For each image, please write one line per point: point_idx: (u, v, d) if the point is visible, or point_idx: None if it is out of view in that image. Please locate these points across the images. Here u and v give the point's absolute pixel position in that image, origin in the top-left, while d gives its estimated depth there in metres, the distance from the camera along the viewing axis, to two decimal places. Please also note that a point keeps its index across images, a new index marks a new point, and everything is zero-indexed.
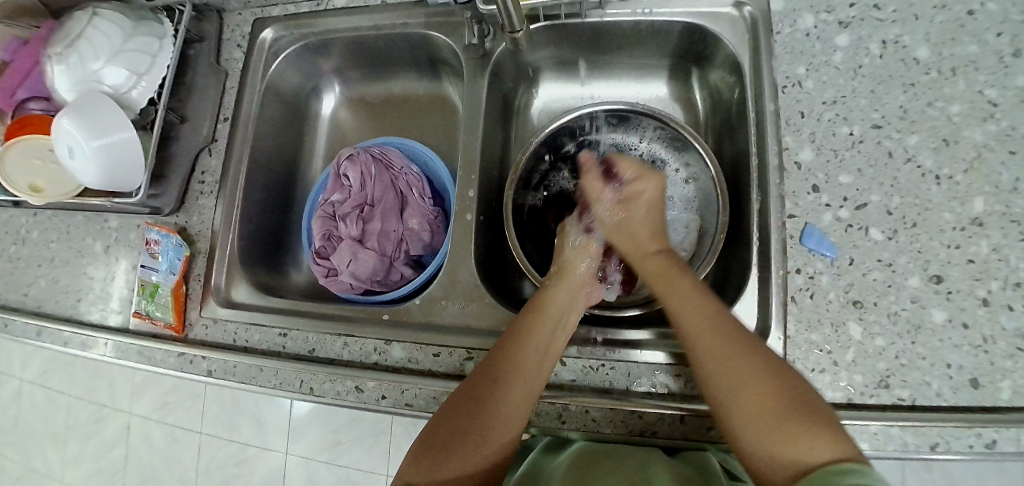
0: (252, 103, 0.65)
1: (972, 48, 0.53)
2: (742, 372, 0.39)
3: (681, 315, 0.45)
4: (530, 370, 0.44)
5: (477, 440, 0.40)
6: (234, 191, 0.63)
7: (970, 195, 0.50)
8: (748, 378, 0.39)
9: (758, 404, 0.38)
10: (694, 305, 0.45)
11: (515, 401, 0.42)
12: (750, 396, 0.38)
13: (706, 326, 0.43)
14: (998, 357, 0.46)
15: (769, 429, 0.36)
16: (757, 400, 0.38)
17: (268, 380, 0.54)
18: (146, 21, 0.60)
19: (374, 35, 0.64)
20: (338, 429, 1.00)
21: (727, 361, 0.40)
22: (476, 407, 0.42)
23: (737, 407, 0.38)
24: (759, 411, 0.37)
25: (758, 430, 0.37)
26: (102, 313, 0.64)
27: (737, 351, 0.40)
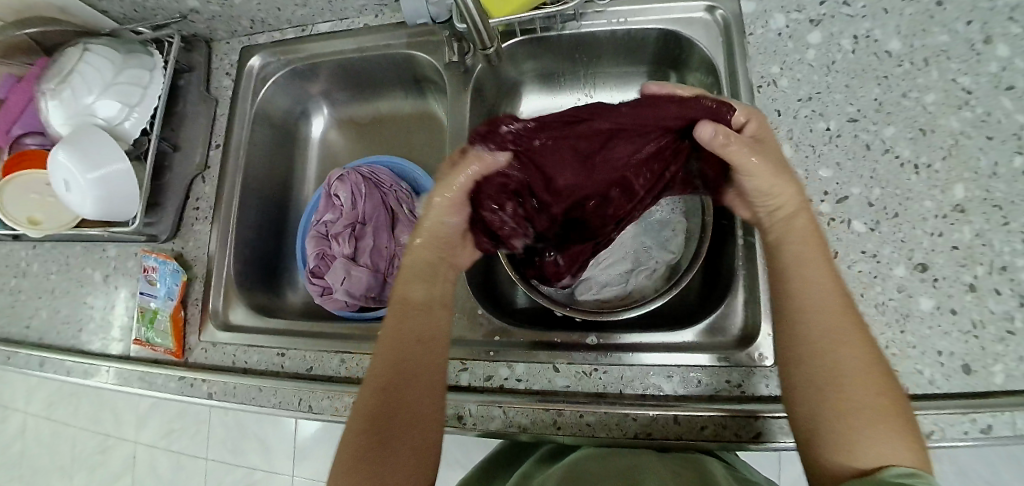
0: (242, 129, 0.66)
1: (942, 38, 0.54)
2: (846, 364, 0.36)
3: (799, 288, 0.40)
4: (430, 357, 0.43)
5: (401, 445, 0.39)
6: (228, 215, 0.64)
7: (950, 183, 0.51)
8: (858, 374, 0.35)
9: (862, 397, 0.35)
10: (817, 281, 0.39)
11: (424, 395, 0.41)
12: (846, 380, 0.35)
13: (830, 298, 0.38)
14: (988, 342, 0.46)
15: (854, 419, 0.34)
16: (864, 393, 0.34)
17: (267, 400, 0.54)
18: (136, 54, 0.61)
19: (358, 57, 0.66)
20: None
21: (847, 357, 0.36)
22: (387, 420, 0.39)
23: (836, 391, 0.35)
24: (860, 404, 0.34)
25: (837, 414, 0.35)
26: (104, 341, 0.66)
27: (853, 339, 0.37)
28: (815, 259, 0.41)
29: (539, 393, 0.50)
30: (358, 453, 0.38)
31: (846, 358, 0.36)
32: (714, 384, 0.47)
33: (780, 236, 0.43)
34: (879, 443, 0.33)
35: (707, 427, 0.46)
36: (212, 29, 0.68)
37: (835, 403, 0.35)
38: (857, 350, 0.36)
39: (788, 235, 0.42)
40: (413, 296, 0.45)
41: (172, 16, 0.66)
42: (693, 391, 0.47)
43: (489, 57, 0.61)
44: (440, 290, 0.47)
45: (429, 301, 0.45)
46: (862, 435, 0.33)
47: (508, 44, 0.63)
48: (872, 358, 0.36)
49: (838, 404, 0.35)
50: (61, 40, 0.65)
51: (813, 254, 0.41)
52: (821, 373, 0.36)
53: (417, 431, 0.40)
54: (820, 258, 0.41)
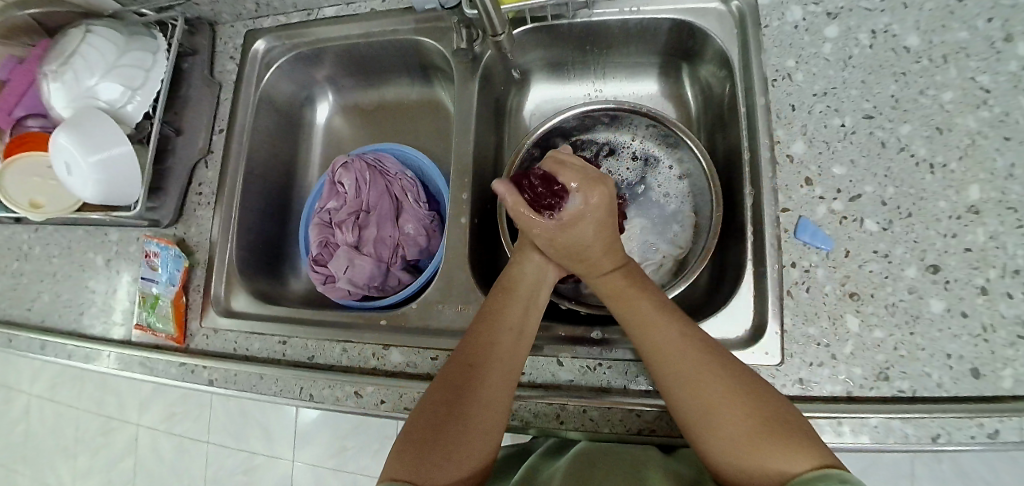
0: (246, 114, 0.66)
1: (963, 34, 0.53)
2: (714, 395, 0.37)
3: (649, 346, 0.42)
4: (509, 347, 0.43)
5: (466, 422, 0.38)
6: (231, 201, 0.63)
7: (965, 183, 0.50)
8: (726, 395, 0.37)
9: (732, 425, 0.35)
10: (667, 328, 0.42)
11: (496, 381, 0.41)
12: (721, 409, 0.36)
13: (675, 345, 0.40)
14: (999, 345, 0.46)
15: (743, 443, 0.34)
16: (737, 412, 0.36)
17: (268, 388, 0.54)
18: (140, 37, 0.61)
19: (364, 43, 0.65)
20: (344, 436, 1.01)
21: (711, 388, 0.37)
22: (460, 396, 0.40)
23: (713, 426, 0.36)
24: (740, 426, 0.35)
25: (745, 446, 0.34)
26: (105, 326, 0.65)
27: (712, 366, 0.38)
28: (647, 308, 0.44)
29: (542, 387, 0.49)
30: (427, 421, 0.38)
31: (712, 389, 0.37)
32: None
33: (624, 297, 0.46)
34: (774, 462, 0.33)
35: None
36: (216, 11, 0.67)
37: (720, 438, 0.36)
38: (715, 378, 0.38)
39: (624, 293, 0.46)
40: (505, 293, 0.48)
41: None
42: None
43: (498, 45, 0.59)
44: (538, 295, 0.49)
45: (519, 299, 0.47)
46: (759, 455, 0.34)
47: (518, 31, 0.62)
48: (736, 379, 0.38)
49: (722, 436, 0.36)
50: (64, 20, 0.64)
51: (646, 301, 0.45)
52: (697, 413, 0.37)
53: (481, 424, 0.39)
54: (652, 304, 0.44)
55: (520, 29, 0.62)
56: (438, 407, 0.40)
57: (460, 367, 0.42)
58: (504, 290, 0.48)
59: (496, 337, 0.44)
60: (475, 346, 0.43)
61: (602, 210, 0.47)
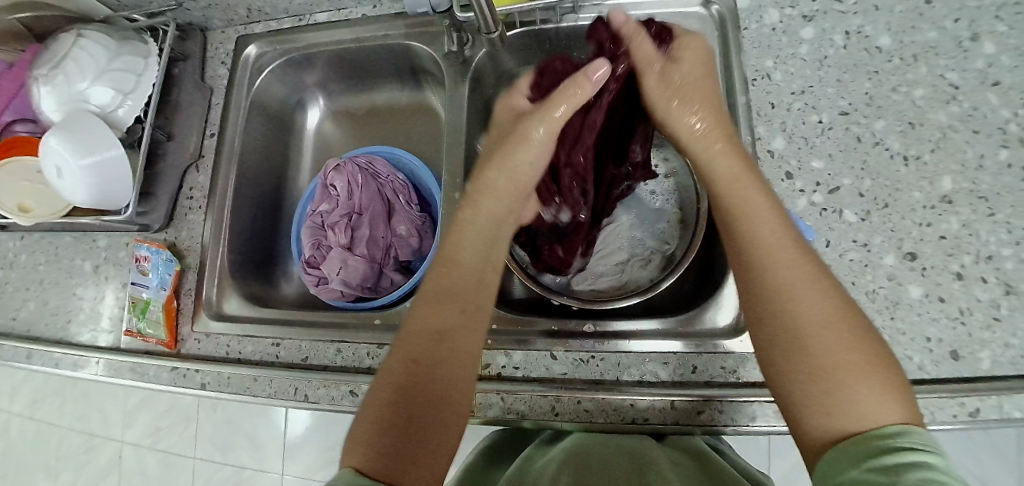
0: (237, 118, 0.66)
1: (931, 35, 0.56)
2: (814, 308, 0.34)
3: (752, 240, 0.39)
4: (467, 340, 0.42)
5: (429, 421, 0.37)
6: (222, 204, 0.63)
7: (938, 174, 0.52)
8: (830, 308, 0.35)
9: (837, 348, 0.33)
10: (777, 231, 0.39)
11: (457, 374, 0.40)
12: (824, 329, 0.34)
13: (785, 245, 0.38)
14: (976, 328, 0.48)
15: (835, 373, 0.32)
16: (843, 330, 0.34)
17: (262, 390, 0.54)
18: (131, 41, 0.61)
19: (356, 47, 0.66)
20: (336, 444, 1.00)
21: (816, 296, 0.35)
22: (419, 388, 0.38)
23: (809, 348, 0.34)
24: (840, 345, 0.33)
25: (840, 366, 0.33)
26: (94, 333, 0.64)
27: (819, 288, 0.35)
28: (761, 207, 0.40)
29: (536, 380, 0.50)
30: (389, 415, 0.36)
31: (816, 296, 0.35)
32: (709, 371, 0.48)
33: (724, 184, 0.42)
34: (864, 397, 0.31)
35: (704, 411, 0.46)
36: (207, 17, 0.67)
37: (823, 357, 0.33)
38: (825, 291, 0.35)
39: (739, 177, 0.42)
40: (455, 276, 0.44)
41: (168, 3, 0.65)
42: (689, 378, 0.48)
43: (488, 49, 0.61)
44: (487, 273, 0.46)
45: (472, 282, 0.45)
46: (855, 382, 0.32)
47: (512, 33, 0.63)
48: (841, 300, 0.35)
49: (820, 359, 0.33)
50: (54, 26, 0.64)
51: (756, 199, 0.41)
52: (807, 309, 0.35)
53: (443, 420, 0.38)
54: (766, 204, 0.40)
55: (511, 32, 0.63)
56: (400, 409, 0.37)
57: (420, 367, 0.39)
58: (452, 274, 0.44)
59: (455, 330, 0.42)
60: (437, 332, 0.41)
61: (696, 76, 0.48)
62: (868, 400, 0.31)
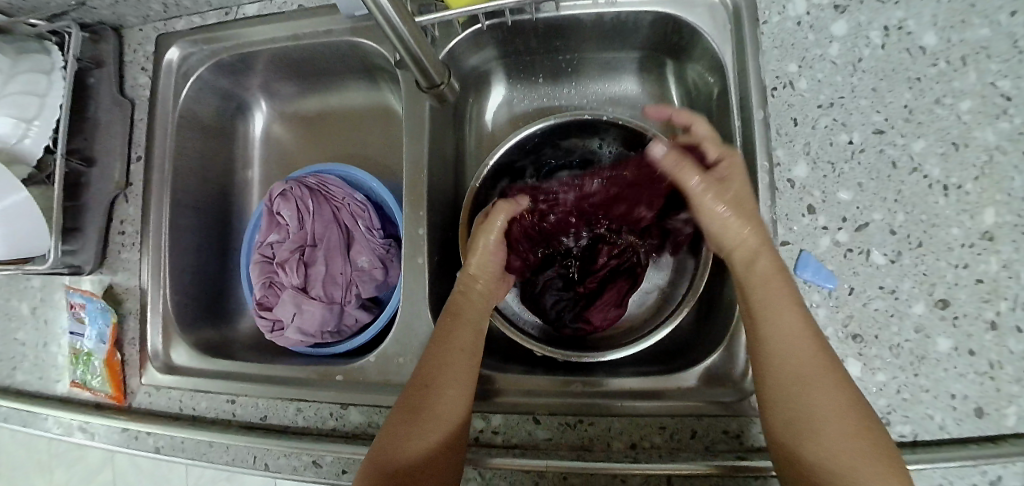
0: (164, 138, 0.56)
1: (983, 30, 0.46)
2: (832, 413, 0.33)
3: (769, 335, 0.37)
4: (462, 359, 0.41)
5: (417, 438, 0.37)
6: (157, 242, 0.55)
7: (981, 206, 0.44)
8: (836, 406, 0.34)
9: (842, 444, 0.32)
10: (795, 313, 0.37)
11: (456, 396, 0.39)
12: (831, 426, 0.33)
13: (805, 356, 0.35)
14: (1005, 384, 0.43)
15: (837, 474, 0.32)
16: (847, 442, 0.32)
17: (219, 457, 0.49)
18: (29, 56, 0.51)
19: (295, 47, 0.55)
20: None
21: (824, 395, 0.34)
22: (417, 396, 0.39)
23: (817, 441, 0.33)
24: (839, 450, 0.32)
25: (847, 473, 0.32)
26: (41, 383, 0.59)
27: (846, 395, 0.34)
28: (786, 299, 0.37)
29: (518, 448, 0.46)
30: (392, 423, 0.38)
31: (823, 404, 0.34)
32: (709, 437, 0.44)
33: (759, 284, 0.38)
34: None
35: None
36: (118, 14, 0.56)
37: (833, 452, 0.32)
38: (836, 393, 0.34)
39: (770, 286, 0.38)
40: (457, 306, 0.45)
41: (67, 3, 0.54)
42: (687, 444, 0.44)
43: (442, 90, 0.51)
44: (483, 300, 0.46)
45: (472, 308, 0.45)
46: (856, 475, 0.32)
47: (452, 45, 0.52)
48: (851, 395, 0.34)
49: (812, 454, 0.33)
50: None
51: (784, 308, 0.37)
52: (820, 410, 0.34)
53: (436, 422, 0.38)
54: (793, 309, 0.37)
55: (453, 40, 0.52)
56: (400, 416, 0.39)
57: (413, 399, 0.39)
58: (453, 309, 0.44)
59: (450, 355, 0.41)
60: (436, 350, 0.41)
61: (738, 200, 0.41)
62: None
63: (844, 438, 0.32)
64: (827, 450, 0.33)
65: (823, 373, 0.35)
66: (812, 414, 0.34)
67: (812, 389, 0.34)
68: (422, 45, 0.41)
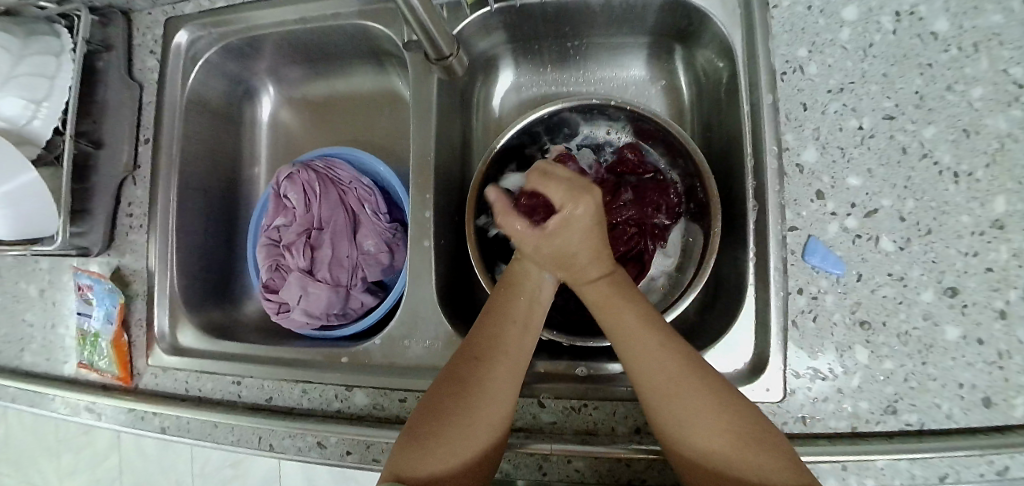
0: (172, 121, 0.56)
1: (997, 17, 0.45)
2: (687, 408, 0.35)
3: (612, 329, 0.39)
4: (510, 362, 0.39)
5: (460, 431, 0.36)
6: (164, 224, 0.55)
7: (991, 194, 0.44)
8: (698, 397, 0.35)
9: (713, 434, 0.34)
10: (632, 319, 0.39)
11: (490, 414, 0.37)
12: (695, 413, 0.34)
13: (657, 352, 0.37)
14: (1014, 373, 0.42)
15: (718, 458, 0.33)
16: (717, 425, 0.34)
17: (224, 437, 0.50)
18: (39, 37, 0.52)
19: (302, 29, 0.55)
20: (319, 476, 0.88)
21: (677, 389, 0.35)
22: (463, 385, 0.38)
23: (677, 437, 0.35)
24: (708, 437, 0.34)
25: (722, 456, 0.33)
26: (49, 364, 0.59)
27: (689, 375, 0.36)
28: (623, 310, 0.39)
29: (523, 431, 0.46)
30: (433, 411, 0.37)
31: (679, 394, 0.35)
32: None
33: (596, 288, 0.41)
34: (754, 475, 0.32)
35: None
36: None
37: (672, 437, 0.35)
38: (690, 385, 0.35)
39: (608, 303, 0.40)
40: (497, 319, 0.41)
41: None
42: None
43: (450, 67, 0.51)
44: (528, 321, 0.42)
45: (512, 323, 0.41)
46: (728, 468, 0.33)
47: (460, 27, 0.52)
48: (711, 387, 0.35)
49: (682, 442, 0.35)
50: None
51: (627, 315, 0.39)
52: (674, 401, 0.35)
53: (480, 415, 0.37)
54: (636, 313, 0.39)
55: (461, 23, 0.52)
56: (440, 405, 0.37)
57: (446, 397, 0.37)
58: (494, 320, 0.41)
59: (488, 370, 0.38)
60: (484, 336, 0.40)
61: (586, 247, 0.40)
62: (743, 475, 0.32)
63: (708, 425, 0.34)
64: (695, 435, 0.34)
65: (676, 365, 0.36)
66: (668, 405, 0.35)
67: (666, 384, 0.36)
68: (431, 23, 0.41)
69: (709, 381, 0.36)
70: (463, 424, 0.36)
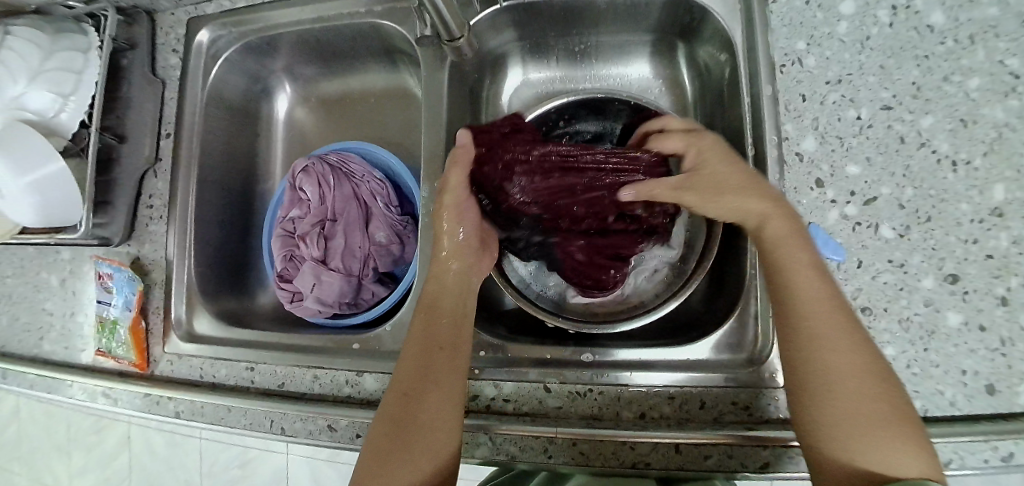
0: (192, 116, 0.58)
1: (992, 11, 0.47)
2: (844, 361, 0.35)
3: (786, 264, 0.39)
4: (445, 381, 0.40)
5: (403, 446, 0.37)
6: (183, 214, 0.57)
7: (989, 182, 0.45)
8: (848, 360, 0.35)
9: (857, 394, 0.34)
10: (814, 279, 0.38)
11: (424, 437, 0.37)
12: (843, 377, 0.35)
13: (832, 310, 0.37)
14: (1017, 360, 0.43)
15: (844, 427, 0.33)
16: (856, 391, 0.34)
17: (237, 421, 0.51)
18: (68, 35, 0.54)
19: (319, 28, 0.57)
20: (324, 472, 0.89)
21: (831, 347, 0.35)
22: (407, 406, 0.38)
23: (825, 396, 0.34)
24: (852, 403, 0.34)
25: (851, 417, 0.33)
26: (67, 352, 0.61)
27: (851, 336, 0.36)
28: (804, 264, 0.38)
29: (528, 415, 0.46)
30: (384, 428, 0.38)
31: (836, 351, 0.35)
32: (718, 406, 0.44)
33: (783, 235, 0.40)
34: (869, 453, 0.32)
35: (712, 456, 0.42)
36: None
37: (822, 380, 0.35)
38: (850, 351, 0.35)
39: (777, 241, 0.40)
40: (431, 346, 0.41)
41: None
42: (696, 413, 0.44)
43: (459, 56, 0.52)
44: (466, 309, 0.45)
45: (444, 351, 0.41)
46: (859, 430, 0.33)
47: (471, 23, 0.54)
48: (873, 355, 0.36)
49: (831, 395, 0.34)
50: None
51: (808, 278, 0.38)
52: (828, 352, 0.35)
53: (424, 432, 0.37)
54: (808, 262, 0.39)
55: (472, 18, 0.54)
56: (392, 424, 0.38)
57: (387, 421, 0.38)
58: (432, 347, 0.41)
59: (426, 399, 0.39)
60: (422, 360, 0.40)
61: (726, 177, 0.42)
62: (870, 445, 0.32)
63: (854, 382, 0.34)
64: (835, 391, 0.34)
65: (846, 330, 0.36)
66: (819, 353, 0.36)
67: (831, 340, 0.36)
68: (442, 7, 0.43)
69: (870, 358, 0.35)
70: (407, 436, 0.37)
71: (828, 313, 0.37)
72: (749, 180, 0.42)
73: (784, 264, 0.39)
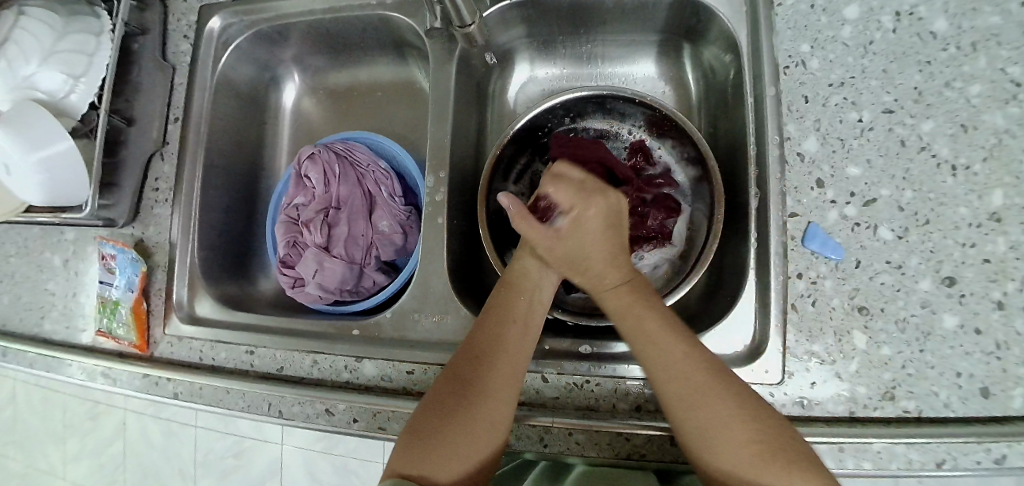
0: (201, 101, 0.59)
1: (994, 19, 0.47)
2: (720, 418, 0.35)
3: (628, 330, 0.40)
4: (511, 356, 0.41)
5: (462, 423, 0.38)
6: (189, 198, 0.58)
7: (988, 187, 0.45)
8: (731, 415, 0.35)
9: (739, 447, 0.34)
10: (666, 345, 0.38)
11: (487, 414, 0.38)
12: (724, 435, 0.35)
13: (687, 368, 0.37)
14: (1011, 364, 0.43)
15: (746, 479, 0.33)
16: (742, 440, 0.34)
17: (235, 403, 0.51)
18: (81, 17, 0.55)
19: (330, 19, 0.58)
20: (318, 464, 0.89)
21: (709, 407, 0.36)
22: (468, 385, 0.39)
23: (717, 455, 0.35)
24: (737, 460, 0.34)
25: (748, 472, 0.33)
26: (67, 332, 0.61)
27: (712, 387, 0.36)
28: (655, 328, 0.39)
29: (525, 405, 0.47)
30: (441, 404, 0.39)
31: (711, 408, 0.35)
32: None
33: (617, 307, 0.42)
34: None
35: None
36: None
37: (701, 439, 0.35)
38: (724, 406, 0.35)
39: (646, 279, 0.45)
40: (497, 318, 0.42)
41: None
42: None
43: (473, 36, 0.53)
44: (542, 297, 0.45)
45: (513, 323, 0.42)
46: (755, 483, 0.33)
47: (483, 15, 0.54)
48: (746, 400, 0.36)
49: (723, 459, 0.34)
50: None
51: (663, 337, 0.39)
52: (699, 410, 0.36)
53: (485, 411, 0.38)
54: (657, 325, 0.40)
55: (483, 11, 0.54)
56: (451, 399, 0.39)
57: (448, 395, 0.39)
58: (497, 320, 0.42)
59: (489, 370, 0.40)
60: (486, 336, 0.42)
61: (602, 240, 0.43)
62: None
63: (735, 435, 0.34)
64: (723, 450, 0.34)
65: (699, 381, 0.37)
66: (690, 407, 0.36)
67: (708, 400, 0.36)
68: None
69: (745, 403, 0.36)
70: (466, 413, 0.38)
71: (694, 377, 0.37)
72: (611, 243, 0.44)
73: (638, 331, 0.40)
